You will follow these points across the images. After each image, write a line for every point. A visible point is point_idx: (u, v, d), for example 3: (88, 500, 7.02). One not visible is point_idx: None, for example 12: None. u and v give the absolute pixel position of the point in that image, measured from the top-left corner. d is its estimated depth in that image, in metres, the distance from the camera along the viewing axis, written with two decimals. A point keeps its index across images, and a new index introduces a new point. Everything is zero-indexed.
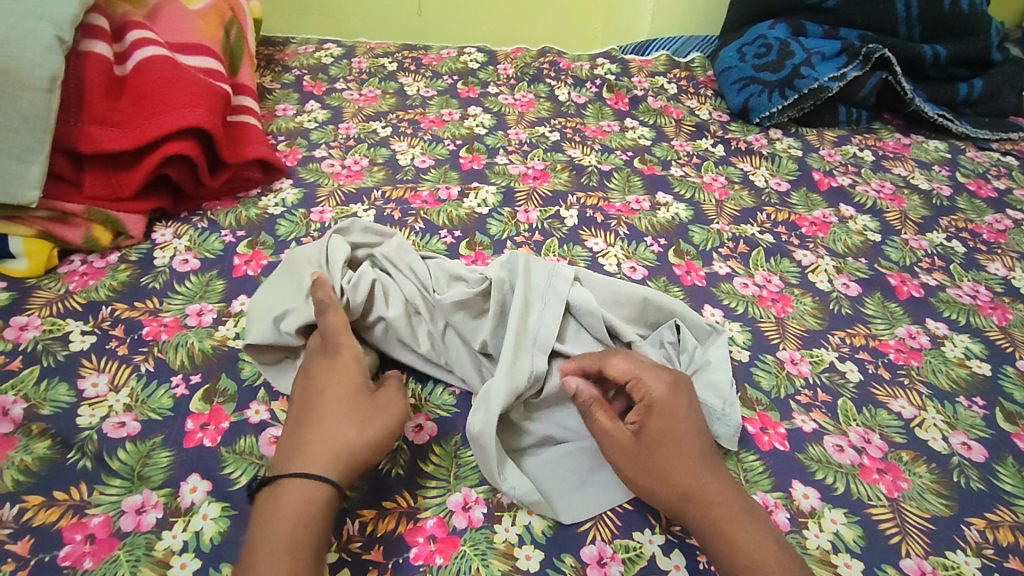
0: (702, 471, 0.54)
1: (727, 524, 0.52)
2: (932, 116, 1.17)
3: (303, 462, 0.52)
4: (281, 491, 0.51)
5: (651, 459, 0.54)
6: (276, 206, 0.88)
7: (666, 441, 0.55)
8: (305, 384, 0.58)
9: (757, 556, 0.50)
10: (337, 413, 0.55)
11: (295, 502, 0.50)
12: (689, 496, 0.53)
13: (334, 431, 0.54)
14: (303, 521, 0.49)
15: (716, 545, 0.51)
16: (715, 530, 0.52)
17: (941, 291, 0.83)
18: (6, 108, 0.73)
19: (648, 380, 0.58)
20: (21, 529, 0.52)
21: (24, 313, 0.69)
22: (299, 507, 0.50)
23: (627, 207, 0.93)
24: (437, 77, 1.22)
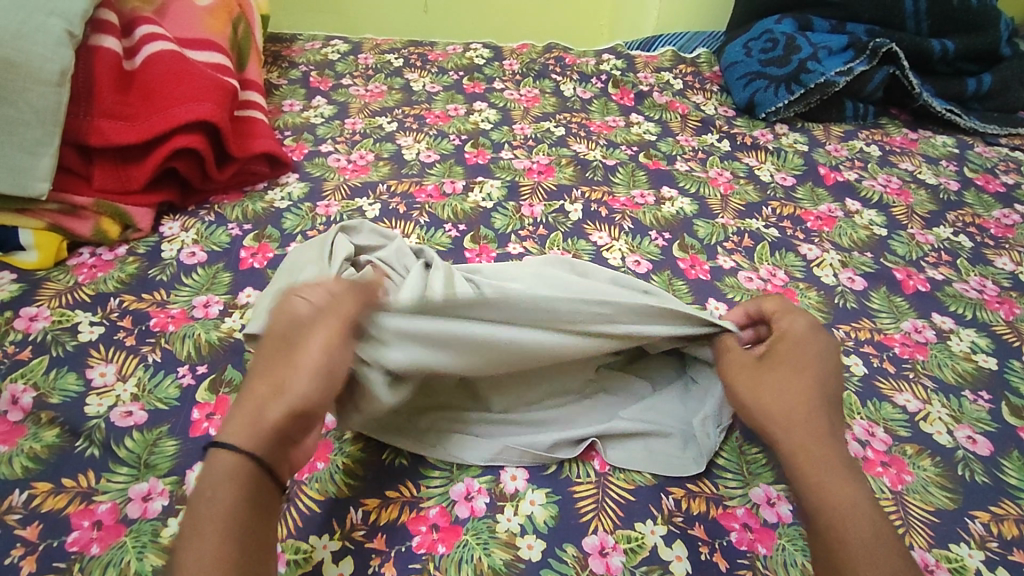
0: (816, 414, 0.55)
1: (834, 463, 0.52)
2: (940, 111, 1.16)
3: (228, 429, 0.49)
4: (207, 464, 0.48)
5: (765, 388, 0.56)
6: (282, 200, 0.88)
7: (803, 377, 0.56)
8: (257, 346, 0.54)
9: (854, 503, 0.50)
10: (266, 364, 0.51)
11: (200, 491, 0.47)
12: (800, 429, 0.53)
13: (262, 390, 0.50)
14: (224, 498, 0.46)
15: (817, 473, 0.51)
16: (821, 462, 0.52)
17: (947, 285, 0.83)
18: (16, 101, 0.74)
19: (795, 320, 0.61)
20: (30, 514, 0.53)
21: (34, 304, 0.70)
22: (199, 491, 0.46)
23: (632, 202, 0.93)
24: (443, 72, 1.22)
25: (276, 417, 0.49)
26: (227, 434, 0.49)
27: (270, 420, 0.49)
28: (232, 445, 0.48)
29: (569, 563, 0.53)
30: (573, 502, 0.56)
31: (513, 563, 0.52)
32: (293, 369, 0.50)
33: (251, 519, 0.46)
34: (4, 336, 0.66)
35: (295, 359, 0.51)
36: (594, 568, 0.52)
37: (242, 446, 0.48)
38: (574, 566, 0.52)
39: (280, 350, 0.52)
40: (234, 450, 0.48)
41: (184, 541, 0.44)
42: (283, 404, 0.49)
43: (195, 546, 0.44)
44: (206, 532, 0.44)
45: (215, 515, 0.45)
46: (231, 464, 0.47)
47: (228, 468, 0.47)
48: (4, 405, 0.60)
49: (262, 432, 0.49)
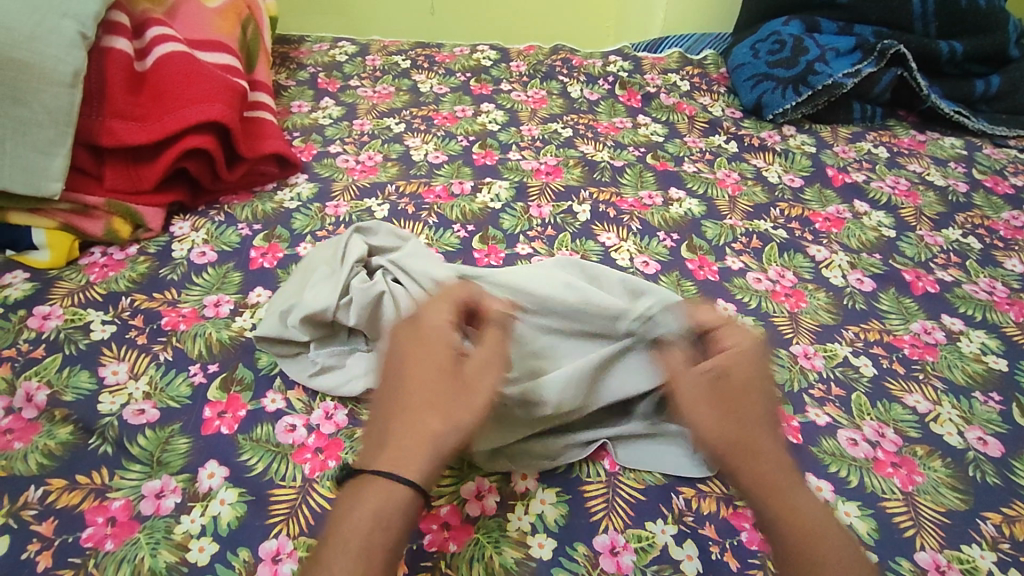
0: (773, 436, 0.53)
1: (789, 489, 0.51)
2: (948, 113, 1.16)
3: (389, 458, 0.49)
4: (365, 487, 0.48)
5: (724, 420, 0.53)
6: (292, 201, 0.89)
7: (739, 400, 0.54)
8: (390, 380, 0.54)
9: (814, 528, 0.49)
10: (427, 392, 0.52)
11: (370, 517, 0.46)
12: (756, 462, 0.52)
13: (430, 416, 0.51)
14: (382, 525, 0.46)
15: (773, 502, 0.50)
16: (779, 494, 0.51)
17: (956, 287, 0.83)
18: (30, 101, 0.74)
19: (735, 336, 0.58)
20: (45, 510, 0.53)
21: (47, 303, 0.70)
22: (372, 518, 0.46)
23: (640, 203, 0.93)
24: (450, 74, 1.23)
25: (448, 449, 0.50)
26: (399, 465, 0.48)
27: (445, 454, 0.50)
28: (404, 477, 0.48)
29: (580, 562, 0.53)
30: (583, 502, 0.57)
31: (524, 561, 0.52)
32: (468, 404, 0.51)
33: (399, 551, 0.47)
34: (18, 334, 0.67)
35: (465, 392, 0.52)
36: (605, 567, 0.52)
37: (417, 478, 0.48)
38: (585, 565, 0.53)
39: (446, 379, 0.52)
40: (411, 485, 0.48)
41: (344, 561, 0.45)
42: (448, 439, 0.50)
43: (365, 573, 0.44)
44: (376, 560, 0.45)
45: (384, 547, 0.46)
46: (405, 498, 0.47)
47: (406, 502, 0.47)
48: (18, 403, 0.61)
49: (428, 464, 0.49)
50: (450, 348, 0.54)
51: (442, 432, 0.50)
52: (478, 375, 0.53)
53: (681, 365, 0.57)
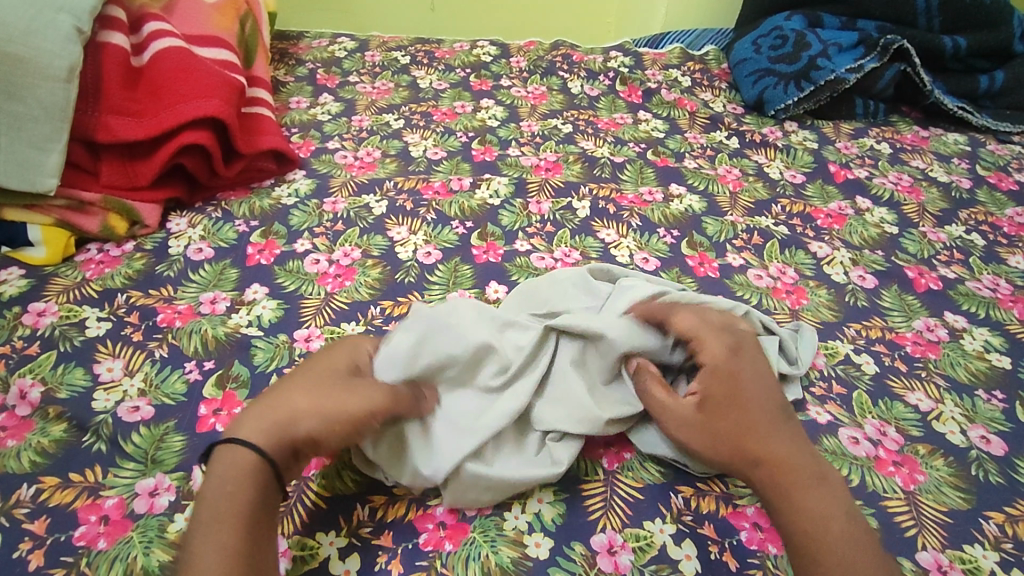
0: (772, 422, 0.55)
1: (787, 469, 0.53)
2: (952, 108, 1.15)
3: (237, 427, 0.50)
4: (213, 466, 0.48)
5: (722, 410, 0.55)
6: (289, 197, 0.88)
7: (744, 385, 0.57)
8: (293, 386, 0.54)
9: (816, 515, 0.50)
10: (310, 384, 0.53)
11: (215, 485, 0.47)
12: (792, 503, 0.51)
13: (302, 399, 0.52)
14: (233, 495, 0.47)
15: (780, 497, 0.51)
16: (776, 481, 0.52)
17: (959, 284, 0.82)
18: (25, 97, 0.74)
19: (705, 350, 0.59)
20: (38, 508, 0.53)
21: (42, 299, 0.70)
22: (219, 485, 0.47)
23: (640, 199, 0.92)
24: (450, 69, 1.22)
25: (301, 433, 0.50)
26: (243, 431, 0.50)
27: (296, 433, 0.50)
28: (252, 444, 0.49)
29: (577, 561, 0.52)
30: (581, 501, 0.56)
31: (521, 561, 0.52)
32: (337, 402, 0.52)
33: (264, 522, 0.47)
34: (12, 330, 0.66)
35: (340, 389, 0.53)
36: (602, 566, 0.52)
37: (258, 444, 0.49)
38: (582, 564, 0.52)
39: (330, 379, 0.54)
40: (257, 451, 0.49)
41: (198, 532, 0.45)
42: (311, 422, 0.51)
43: (214, 539, 0.44)
44: (223, 525, 0.45)
45: (237, 512, 0.46)
46: (251, 465, 0.48)
47: (252, 470, 0.48)
48: (12, 400, 0.60)
49: (276, 438, 0.50)
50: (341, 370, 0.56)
51: (299, 413, 0.51)
52: (365, 386, 0.54)
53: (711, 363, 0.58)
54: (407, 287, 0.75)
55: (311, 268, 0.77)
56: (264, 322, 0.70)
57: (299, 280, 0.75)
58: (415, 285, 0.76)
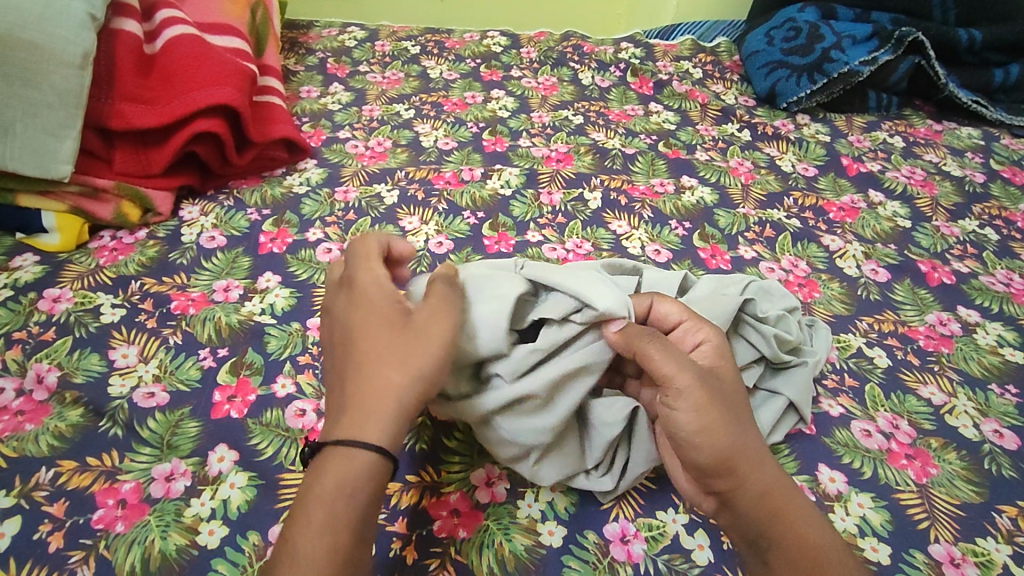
0: (751, 452, 0.50)
1: (778, 498, 0.49)
2: (966, 102, 1.14)
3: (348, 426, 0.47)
4: (331, 459, 0.45)
5: (704, 435, 0.49)
6: (301, 185, 0.88)
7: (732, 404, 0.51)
8: (363, 346, 0.50)
9: (808, 551, 0.47)
10: (379, 347, 0.49)
11: (330, 486, 0.44)
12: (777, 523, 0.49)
13: (379, 362, 0.48)
14: (343, 499, 0.44)
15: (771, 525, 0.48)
16: (773, 524, 0.49)
17: (973, 278, 0.82)
18: (39, 83, 0.74)
19: (657, 357, 0.50)
20: (56, 491, 0.53)
21: (57, 286, 0.70)
22: (338, 486, 0.44)
23: (651, 190, 0.92)
24: (460, 60, 1.22)
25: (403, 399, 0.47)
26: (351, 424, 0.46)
27: (399, 401, 0.47)
28: (359, 438, 0.46)
29: (590, 550, 0.52)
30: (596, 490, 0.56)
31: (535, 548, 0.52)
32: (425, 346, 0.49)
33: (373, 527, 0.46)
34: (28, 316, 0.67)
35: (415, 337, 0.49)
36: (615, 555, 0.52)
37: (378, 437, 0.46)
38: (595, 553, 0.52)
39: (388, 326, 0.50)
40: (374, 452, 0.46)
41: (311, 531, 0.43)
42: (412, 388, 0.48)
43: (327, 543, 0.42)
44: (338, 531, 0.43)
45: (352, 517, 0.44)
46: (367, 468, 0.45)
47: (375, 474, 0.45)
48: (29, 384, 0.61)
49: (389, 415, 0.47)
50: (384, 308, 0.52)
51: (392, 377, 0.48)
52: (423, 320, 0.50)
53: (673, 361, 0.50)
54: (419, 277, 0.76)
55: (323, 257, 0.77)
56: (277, 310, 0.70)
57: (311, 269, 0.76)
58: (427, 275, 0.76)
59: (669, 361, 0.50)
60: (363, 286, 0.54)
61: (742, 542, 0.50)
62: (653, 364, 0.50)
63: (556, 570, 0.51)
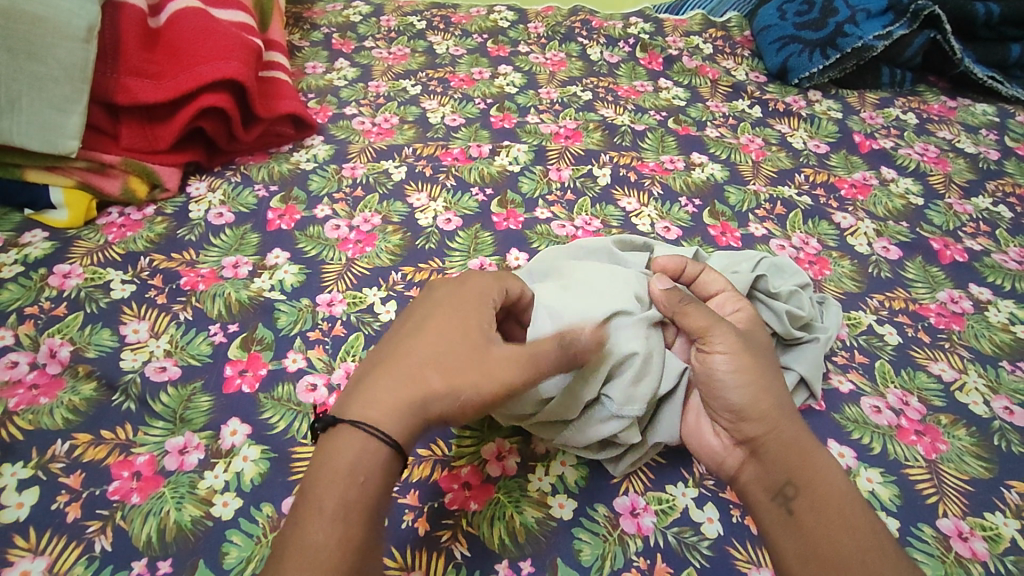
0: (785, 406, 0.53)
1: (807, 451, 0.51)
2: (981, 78, 1.12)
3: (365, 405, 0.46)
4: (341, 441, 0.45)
5: (741, 378, 0.53)
6: (308, 162, 0.88)
7: (764, 356, 0.55)
8: (423, 352, 0.48)
9: (832, 499, 0.49)
10: (441, 350, 0.48)
11: (342, 474, 0.44)
12: (806, 468, 0.50)
13: (431, 374, 0.47)
14: (358, 488, 0.43)
15: (801, 470, 0.50)
16: (801, 472, 0.50)
17: (985, 256, 0.81)
18: (45, 57, 0.73)
19: (693, 312, 0.55)
20: (72, 463, 0.54)
21: (67, 262, 0.70)
22: (349, 471, 0.44)
23: (661, 167, 0.91)
24: (467, 35, 1.20)
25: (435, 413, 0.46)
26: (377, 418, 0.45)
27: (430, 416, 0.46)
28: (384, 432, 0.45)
29: (601, 523, 0.53)
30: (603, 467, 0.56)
31: (546, 520, 0.53)
32: (481, 380, 0.47)
33: (382, 522, 0.45)
34: (39, 291, 0.67)
35: (477, 351, 0.48)
36: (625, 528, 0.53)
37: (398, 435, 0.45)
38: (605, 526, 0.53)
39: (459, 342, 0.49)
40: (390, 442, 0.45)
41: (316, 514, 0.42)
42: (451, 406, 0.47)
43: (340, 530, 0.42)
44: (349, 514, 0.42)
45: (364, 502, 0.43)
46: (384, 458, 0.44)
47: (386, 461, 0.45)
48: (42, 358, 0.61)
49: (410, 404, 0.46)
50: (479, 318, 0.51)
51: (436, 395, 0.47)
52: (498, 357, 0.48)
53: (706, 316, 0.54)
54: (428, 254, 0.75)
55: (332, 233, 0.77)
56: (287, 286, 0.70)
57: (319, 245, 0.75)
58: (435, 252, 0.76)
59: (700, 310, 0.55)
60: (475, 284, 0.54)
61: (767, 492, 0.51)
62: (690, 319, 0.55)
63: (567, 542, 0.51)
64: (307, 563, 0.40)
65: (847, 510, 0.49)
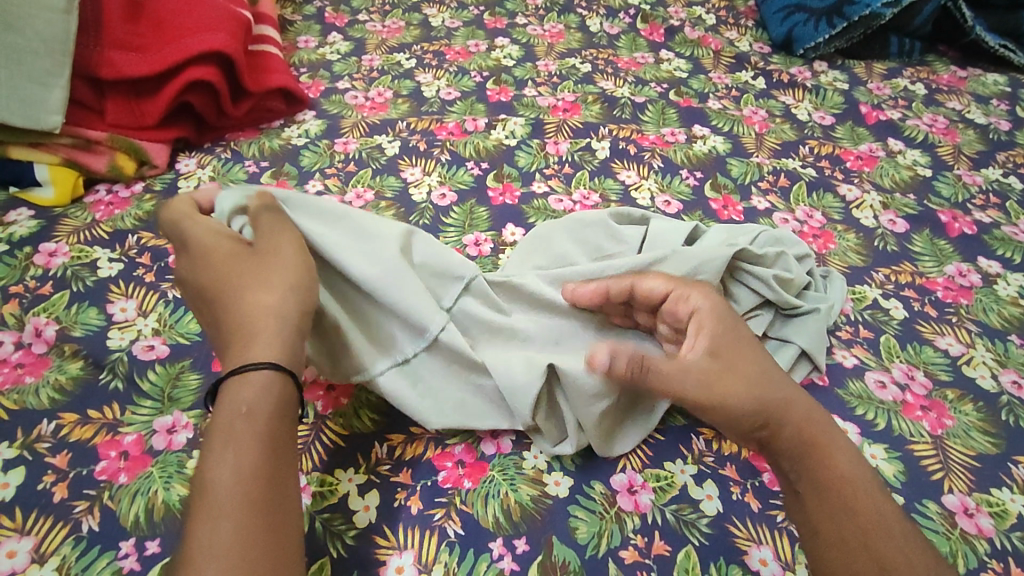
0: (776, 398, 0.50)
1: (816, 436, 0.49)
2: (993, 46, 1.09)
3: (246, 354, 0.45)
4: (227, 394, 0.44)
5: (720, 386, 0.49)
6: (299, 137, 0.86)
7: (739, 356, 0.51)
8: (239, 294, 0.49)
9: (843, 483, 0.47)
10: (251, 277, 0.50)
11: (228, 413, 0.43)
12: (812, 455, 0.48)
13: (264, 294, 0.48)
14: (249, 413, 0.43)
15: (807, 458, 0.48)
16: (808, 461, 0.48)
17: (995, 228, 0.79)
18: (21, 28, 0.72)
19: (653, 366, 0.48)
20: (59, 443, 0.53)
21: (53, 240, 0.69)
22: (234, 410, 0.43)
23: (661, 140, 0.89)
24: (463, 7, 1.17)
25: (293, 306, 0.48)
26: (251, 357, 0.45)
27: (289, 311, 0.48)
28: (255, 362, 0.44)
29: (597, 500, 0.52)
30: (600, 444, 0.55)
31: (541, 499, 0.52)
32: (286, 266, 0.50)
33: (290, 449, 0.43)
34: (24, 270, 0.65)
35: (269, 259, 0.51)
36: (623, 505, 0.51)
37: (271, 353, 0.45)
38: (602, 503, 0.52)
39: (253, 264, 0.51)
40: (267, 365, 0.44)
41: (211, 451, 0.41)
42: (292, 300, 0.49)
43: (235, 458, 0.40)
44: (247, 445, 0.41)
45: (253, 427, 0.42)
46: (265, 379, 0.44)
47: (273, 394, 0.44)
48: (27, 338, 0.60)
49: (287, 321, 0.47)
50: (233, 249, 0.52)
51: (278, 301, 0.48)
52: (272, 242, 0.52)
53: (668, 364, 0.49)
54: (423, 230, 0.74)
55: None
56: None
57: None
58: (429, 228, 0.74)
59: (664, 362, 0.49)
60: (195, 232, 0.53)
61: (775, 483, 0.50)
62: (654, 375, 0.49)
63: (563, 520, 0.50)
64: (213, 499, 0.39)
65: (855, 490, 0.47)
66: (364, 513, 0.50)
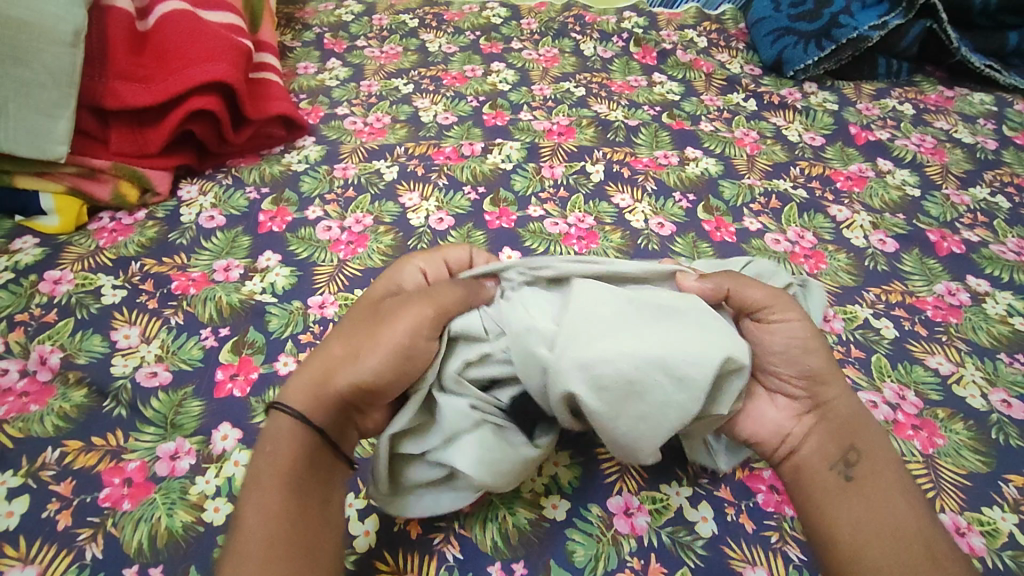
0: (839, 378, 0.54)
1: (860, 429, 0.52)
2: (979, 66, 1.11)
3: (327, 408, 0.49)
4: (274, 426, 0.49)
5: (800, 351, 0.53)
6: (299, 163, 0.87)
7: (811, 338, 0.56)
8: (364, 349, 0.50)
9: (889, 480, 0.50)
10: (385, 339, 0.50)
11: (265, 452, 0.48)
12: (862, 443, 0.51)
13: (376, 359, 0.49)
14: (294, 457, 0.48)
15: (859, 443, 0.51)
16: (861, 443, 0.51)
17: (983, 247, 0.80)
18: (31, 62, 0.73)
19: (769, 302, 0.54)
20: (63, 471, 0.54)
21: (57, 268, 0.70)
22: (283, 456, 0.48)
23: (655, 162, 0.90)
24: (459, 32, 1.19)
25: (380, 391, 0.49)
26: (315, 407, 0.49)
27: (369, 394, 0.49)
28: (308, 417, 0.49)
29: (594, 523, 0.52)
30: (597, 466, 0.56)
31: (539, 522, 0.52)
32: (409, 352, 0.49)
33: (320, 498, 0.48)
34: (29, 298, 0.67)
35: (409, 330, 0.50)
36: (619, 528, 0.52)
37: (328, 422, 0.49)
38: (599, 526, 0.52)
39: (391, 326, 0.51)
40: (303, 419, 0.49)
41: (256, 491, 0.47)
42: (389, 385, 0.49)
43: (264, 501, 0.46)
44: (276, 492, 0.47)
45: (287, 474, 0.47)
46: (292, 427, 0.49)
47: (304, 433, 0.49)
48: (32, 365, 0.61)
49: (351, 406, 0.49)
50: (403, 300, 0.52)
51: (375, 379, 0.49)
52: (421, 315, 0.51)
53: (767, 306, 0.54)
54: (421, 254, 0.75)
55: (323, 235, 0.77)
56: (278, 289, 0.70)
57: (311, 247, 0.75)
58: (427, 252, 0.76)
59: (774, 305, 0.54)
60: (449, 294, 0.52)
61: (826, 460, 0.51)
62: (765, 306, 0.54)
63: (561, 543, 0.51)
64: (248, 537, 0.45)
65: (897, 487, 0.50)
66: (364, 537, 0.51)
